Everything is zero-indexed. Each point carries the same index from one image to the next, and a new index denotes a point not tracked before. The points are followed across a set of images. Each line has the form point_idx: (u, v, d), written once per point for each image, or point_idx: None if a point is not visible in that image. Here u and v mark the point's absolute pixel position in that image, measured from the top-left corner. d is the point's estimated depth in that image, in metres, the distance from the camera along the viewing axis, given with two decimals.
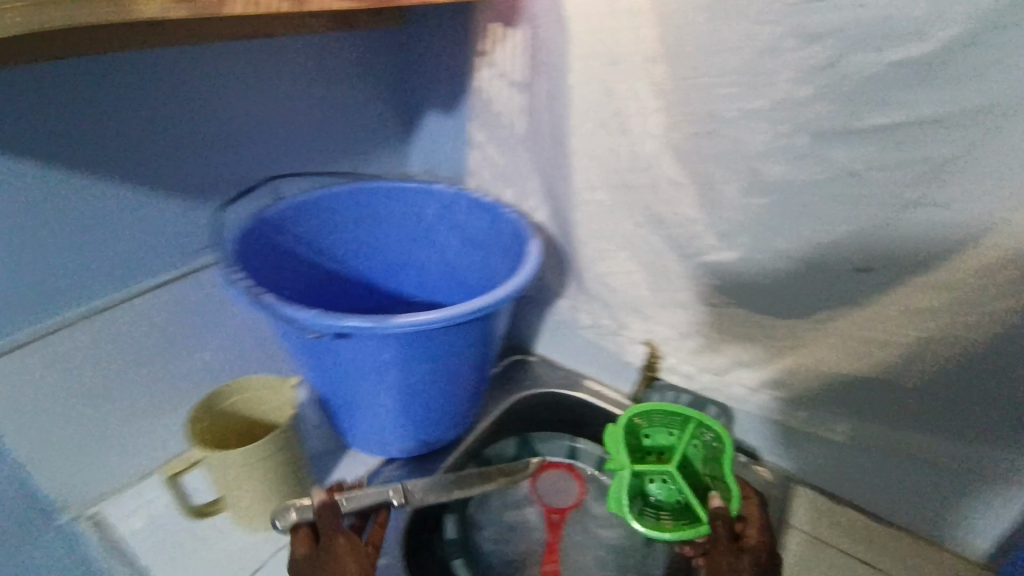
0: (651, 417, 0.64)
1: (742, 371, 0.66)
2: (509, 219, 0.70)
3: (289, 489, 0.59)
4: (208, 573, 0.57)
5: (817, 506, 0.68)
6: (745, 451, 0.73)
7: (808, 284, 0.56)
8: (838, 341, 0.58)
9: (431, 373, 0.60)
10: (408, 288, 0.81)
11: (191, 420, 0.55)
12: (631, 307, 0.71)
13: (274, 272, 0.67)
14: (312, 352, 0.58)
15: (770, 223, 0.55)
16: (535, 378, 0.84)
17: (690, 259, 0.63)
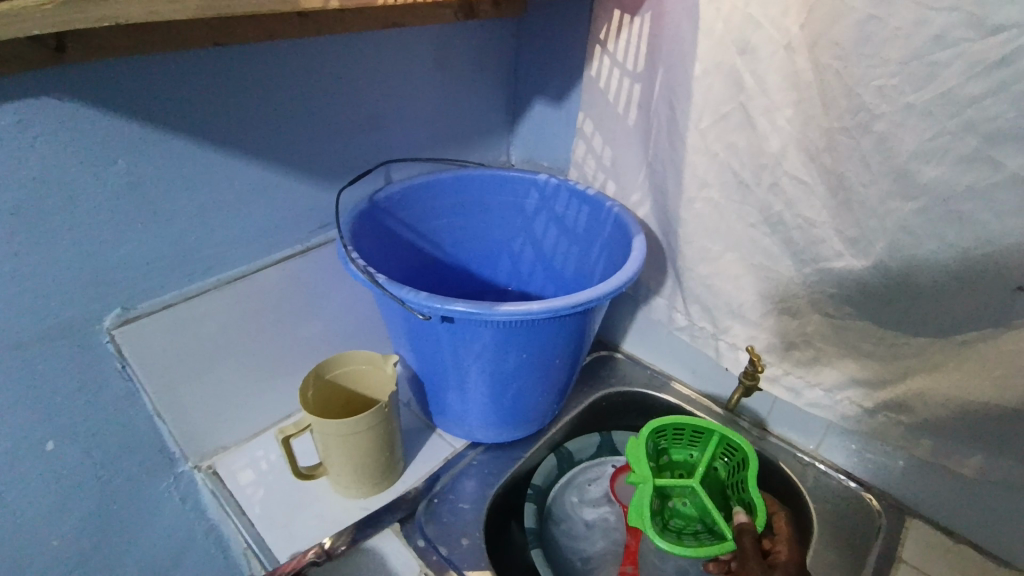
0: (670, 435, 0.68)
1: (857, 390, 0.61)
2: (611, 213, 0.70)
3: (384, 462, 0.62)
4: (307, 531, 0.61)
5: (933, 542, 0.61)
6: (849, 476, 0.67)
7: (951, 300, 0.51)
8: (983, 367, 0.51)
9: (527, 362, 0.60)
10: (502, 275, 0.83)
11: (303, 387, 0.58)
12: (734, 312, 0.67)
13: (382, 253, 0.71)
14: (415, 333, 0.61)
15: (912, 230, 0.50)
16: (622, 376, 0.82)
17: (807, 265, 0.58)
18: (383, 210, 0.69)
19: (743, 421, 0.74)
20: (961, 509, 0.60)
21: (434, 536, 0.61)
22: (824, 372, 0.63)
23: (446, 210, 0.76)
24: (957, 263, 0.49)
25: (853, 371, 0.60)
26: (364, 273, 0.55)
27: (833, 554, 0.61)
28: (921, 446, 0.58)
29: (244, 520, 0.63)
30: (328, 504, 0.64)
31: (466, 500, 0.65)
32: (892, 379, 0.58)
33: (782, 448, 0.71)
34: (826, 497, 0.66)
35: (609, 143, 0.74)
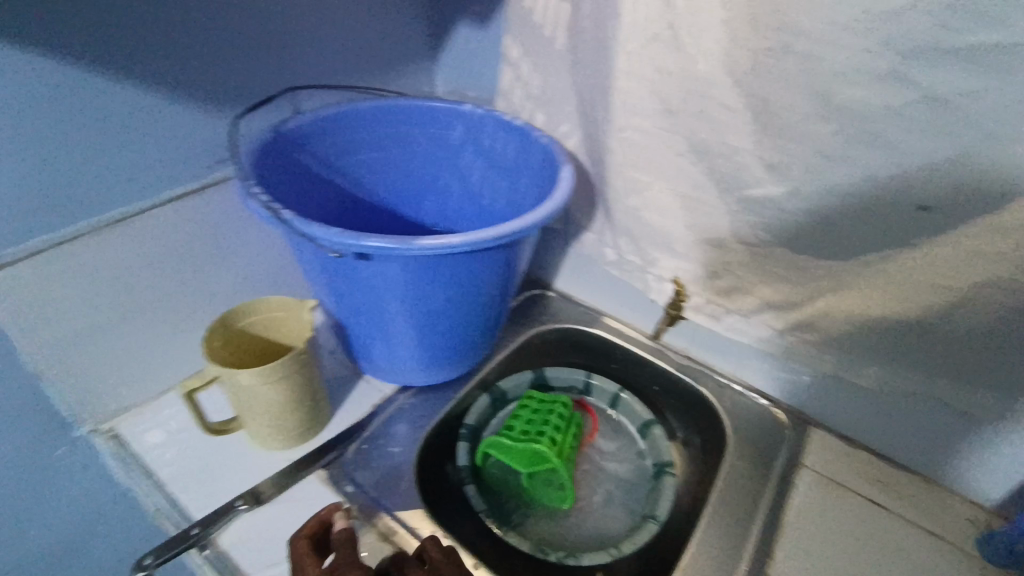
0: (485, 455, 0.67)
1: (769, 314, 0.63)
2: (541, 143, 0.65)
3: (307, 410, 0.59)
4: (226, 488, 0.57)
5: (830, 447, 0.67)
6: (762, 394, 0.72)
7: (863, 225, 0.52)
8: (886, 283, 0.54)
9: (454, 298, 0.58)
10: (429, 216, 0.77)
11: (206, 338, 0.53)
12: (661, 242, 0.66)
13: (291, 192, 0.63)
14: (333, 273, 0.56)
15: (830, 154, 0.50)
16: (554, 313, 0.82)
17: (732, 194, 0.58)
18: (292, 143, 0.62)
19: (670, 351, 0.77)
20: (861, 415, 0.65)
21: (365, 481, 0.59)
22: (743, 299, 0.64)
23: (364, 144, 0.68)
24: (870, 186, 0.50)
25: (769, 296, 0.62)
26: (267, 209, 0.49)
27: (747, 464, 0.65)
28: (824, 361, 0.63)
29: (153, 481, 0.58)
30: (247, 458, 0.60)
31: (396, 443, 0.64)
32: (803, 302, 0.60)
33: (703, 373, 0.74)
34: (741, 415, 0.70)
35: (536, 70, 0.69)
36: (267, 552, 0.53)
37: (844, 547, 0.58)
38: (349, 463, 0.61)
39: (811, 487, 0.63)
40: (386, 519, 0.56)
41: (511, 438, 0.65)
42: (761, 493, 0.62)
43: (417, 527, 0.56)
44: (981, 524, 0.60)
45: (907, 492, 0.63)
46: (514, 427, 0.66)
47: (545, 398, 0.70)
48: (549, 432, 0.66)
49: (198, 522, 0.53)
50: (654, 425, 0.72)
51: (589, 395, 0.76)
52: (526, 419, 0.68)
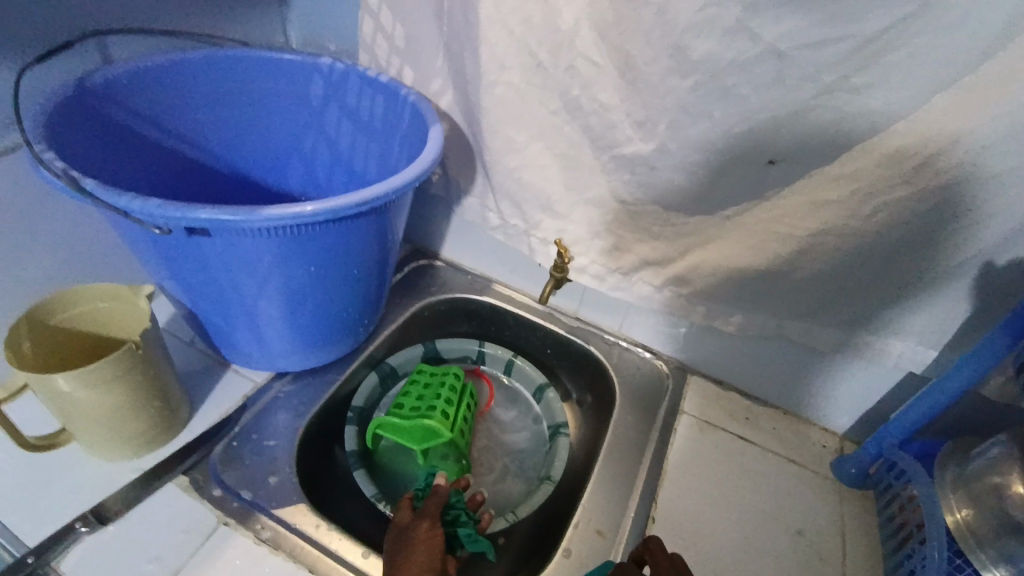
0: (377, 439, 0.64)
1: (647, 271, 0.65)
2: (407, 100, 0.61)
3: (155, 412, 0.52)
4: (61, 509, 0.50)
5: (706, 392, 0.71)
6: (646, 348, 0.75)
7: (723, 178, 0.54)
8: (746, 235, 0.57)
9: (319, 274, 0.53)
10: (295, 183, 0.70)
11: (7, 341, 0.44)
12: (541, 204, 0.65)
13: (106, 157, 0.54)
14: (168, 253, 0.48)
15: (688, 109, 0.51)
16: (442, 283, 0.79)
17: (605, 152, 0.58)
18: (105, 99, 0.52)
19: (560, 314, 0.77)
20: (731, 359, 0.70)
21: (235, 482, 0.54)
22: (623, 257, 0.65)
23: (203, 101, 0.60)
24: (725, 141, 0.51)
25: (645, 254, 0.64)
26: (62, 176, 0.41)
27: (633, 415, 0.68)
28: (696, 312, 0.65)
29: None
30: (86, 471, 0.52)
31: (272, 436, 0.59)
32: (676, 257, 0.62)
33: (593, 333, 0.76)
34: (627, 371, 0.72)
35: (400, 21, 0.63)
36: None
37: (718, 482, 0.63)
38: (215, 465, 0.55)
39: (688, 431, 0.67)
40: (260, 520, 0.51)
41: (401, 417, 0.63)
42: (645, 442, 0.65)
43: (297, 524, 0.52)
44: (832, 446, 0.68)
45: (771, 425, 0.69)
46: (404, 405, 0.64)
47: (435, 371, 0.68)
48: (439, 408, 0.64)
49: (32, 551, 0.46)
50: (547, 388, 0.72)
51: (484, 363, 0.76)
52: (415, 398, 0.65)
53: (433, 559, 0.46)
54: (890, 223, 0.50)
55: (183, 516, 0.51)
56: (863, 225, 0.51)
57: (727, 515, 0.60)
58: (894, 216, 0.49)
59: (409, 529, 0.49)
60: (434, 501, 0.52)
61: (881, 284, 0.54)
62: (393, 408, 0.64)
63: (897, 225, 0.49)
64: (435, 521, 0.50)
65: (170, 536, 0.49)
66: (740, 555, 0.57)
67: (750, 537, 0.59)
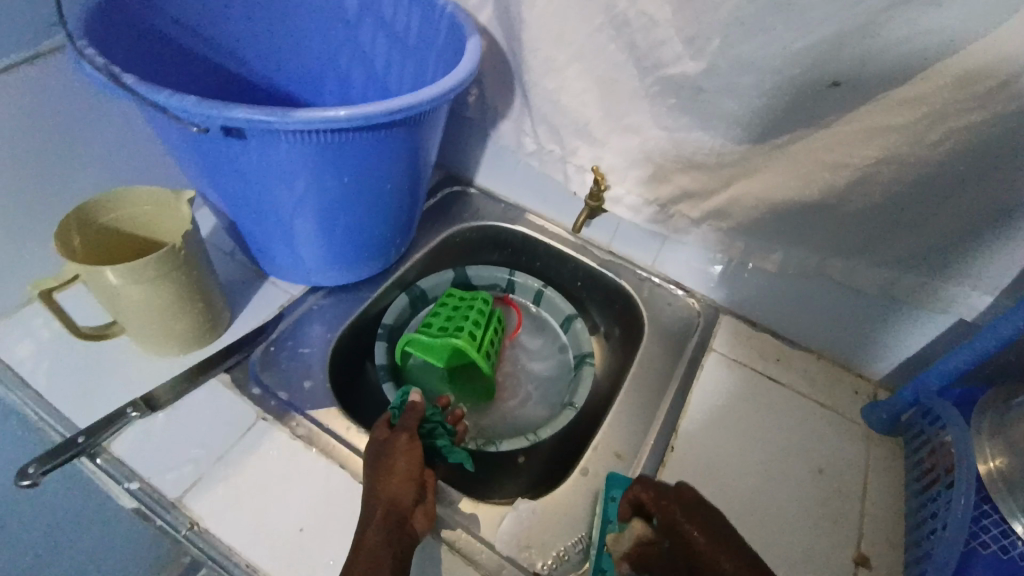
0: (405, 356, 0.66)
1: (686, 203, 0.62)
2: (444, 11, 0.58)
3: (198, 312, 0.54)
4: (117, 395, 0.54)
5: (738, 331, 0.69)
6: (678, 285, 0.73)
7: (776, 101, 0.50)
8: (796, 165, 0.53)
9: (351, 188, 0.53)
10: (330, 101, 0.70)
11: (58, 235, 0.46)
12: (578, 127, 0.62)
13: (145, 64, 0.56)
14: (205, 158, 0.49)
15: (744, 21, 0.47)
16: (475, 211, 0.79)
17: (649, 72, 0.55)
18: (140, 3, 0.53)
19: (592, 246, 0.76)
20: (767, 300, 0.68)
21: (272, 384, 0.57)
22: (661, 188, 0.63)
23: (238, 10, 0.59)
24: (781, 60, 0.47)
25: (685, 185, 0.61)
26: (103, 71, 0.41)
27: (660, 349, 0.68)
28: (735, 248, 0.63)
29: (28, 394, 0.54)
30: (138, 365, 0.56)
31: (307, 344, 0.62)
32: (718, 189, 0.59)
33: (625, 267, 0.74)
34: (657, 306, 0.71)
35: None
36: (165, 457, 0.51)
37: (741, 419, 0.62)
38: (254, 365, 0.58)
39: (716, 368, 0.66)
40: (296, 419, 0.55)
41: (429, 335, 0.64)
42: (670, 376, 0.65)
43: (328, 424, 0.55)
44: (865, 392, 0.66)
45: (803, 368, 0.67)
46: (433, 324, 0.65)
47: (464, 295, 0.69)
48: (466, 330, 0.65)
49: (83, 431, 0.49)
50: (575, 319, 0.72)
51: (514, 292, 0.76)
52: (441, 319, 0.66)
53: (413, 470, 0.48)
54: (960, 151, 0.45)
55: (226, 410, 0.54)
56: (928, 154, 0.47)
57: (748, 451, 0.60)
58: (965, 144, 0.45)
59: (387, 443, 0.50)
60: (411, 416, 0.53)
61: (939, 220, 0.50)
62: (422, 327, 0.65)
63: (967, 154, 0.45)
64: (412, 435, 0.51)
65: (216, 427, 0.53)
66: (757, 488, 0.58)
67: (769, 472, 0.59)
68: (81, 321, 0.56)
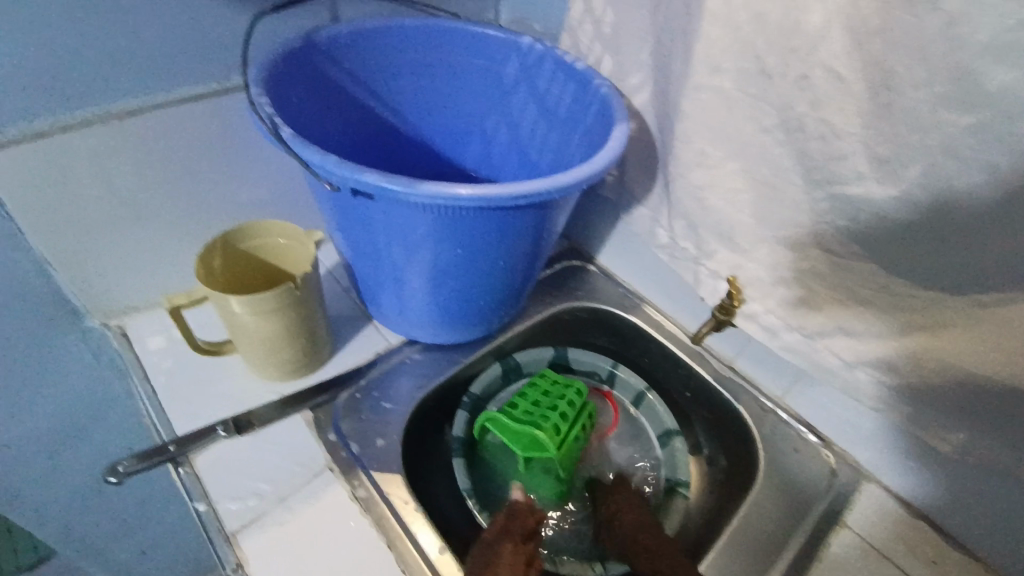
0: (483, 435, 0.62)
1: (841, 341, 0.51)
2: (599, 92, 0.56)
3: (300, 348, 0.56)
4: (215, 408, 0.57)
5: (884, 511, 0.57)
6: (810, 428, 0.62)
7: (989, 251, 0.40)
8: (1004, 334, 0.41)
9: (465, 259, 0.52)
10: (471, 158, 0.70)
11: (202, 257, 0.50)
12: (722, 233, 0.54)
13: (315, 110, 0.59)
14: (338, 208, 0.51)
15: (962, 152, 0.38)
16: (591, 290, 0.74)
17: (819, 187, 0.46)
18: (324, 55, 0.56)
19: (712, 357, 0.67)
20: (931, 477, 0.55)
21: (349, 432, 0.57)
22: (809, 316, 0.53)
23: (406, 67, 0.62)
24: (1005, 203, 0.38)
25: (841, 319, 0.51)
26: (266, 123, 0.45)
27: (774, 505, 0.57)
28: (897, 410, 0.51)
29: (146, 387, 0.58)
30: (240, 382, 0.59)
31: (391, 399, 0.60)
32: (886, 336, 0.48)
33: (746, 390, 0.65)
34: (778, 447, 0.61)
35: (612, 3, 0.57)
36: (234, 483, 0.52)
37: None
38: (337, 411, 0.58)
39: (849, 552, 0.55)
40: (359, 477, 0.53)
41: (511, 418, 0.59)
42: (778, 541, 0.55)
43: (389, 493, 0.53)
44: None
45: None
46: (518, 406, 0.60)
47: (558, 380, 0.64)
48: (551, 421, 0.59)
49: (173, 440, 0.52)
50: (676, 437, 0.64)
51: (612, 388, 0.69)
52: (528, 402, 0.61)
53: None
54: None
55: (300, 451, 0.54)
56: None
57: None
58: None
59: (494, 547, 0.48)
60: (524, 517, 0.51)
61: None
62: (505, 406, 0.61)
63: None
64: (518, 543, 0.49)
65: (286, 464, 0.53)
66: None
67: None
68: (201, 334, 0.61)
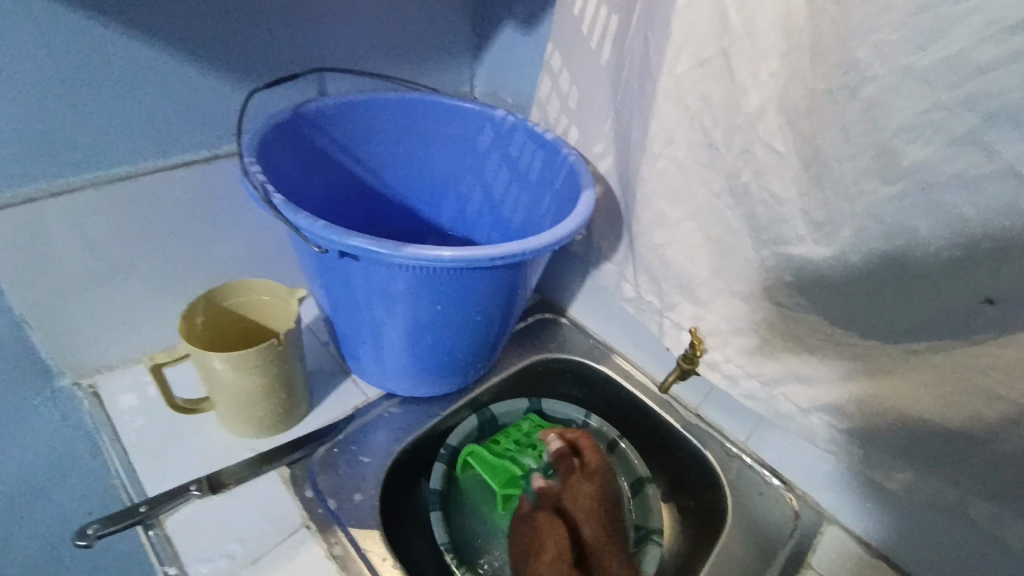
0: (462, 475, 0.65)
1: (794, 387, 0.55)
2: (565, 160, 0.61)
3: (279, 402, 0.56)
4: (188, 467, 0.56)
5: (845, 551, 0.60)
6: (773, 472, 0.65)
7: (912, 305, 0.45)
8: (932, 379, 0.46)
9: (443, 315, 0.54)
10: (448, 217, 0.74)
11: (186, 314, 0.51)
12: (681, 286, 0.59)
13: (301, 174, 0.62)
14: (322, 268, 0.53)
15: (884, 220, 0.43)
16: (563, 342, 0.77)
17: (766, 246, 0.51)
18: (311, 125, 0.60)
19: (679, 405, 0.71)
20: (886, 516, 0.58)
21: (325, 488, 0.57)
22: (764, 364, 0.56)
23: (387, 135, 0.66)
24: (925, 263, 0.42)
25: (793, 366, 0.54)
26: (259, 190, 0.48)
27: (744, 551, 0.59)
28: (849, 452, 0.55)
29: (116, 446, 0.58)
30: (215, 439, 0.59)
31: (368, 453, 0.61)
32: (833, 382, 0.53)
33: (712, 436, 0.68)
34: (744, 491, 0.63)
35: (576, 82, 0.63)
36: (207, 544, 0.51)
37: None
38: (314, 465, 0.58)
39: None
40: (336, 534, 0.53)
41: (493, 452, 0.64)
42: None
43: (366, 550, 0.53)
44: None
45: None
46: (500, 442, 0.65)
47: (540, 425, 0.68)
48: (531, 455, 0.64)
49: (147, 501, 0.51)
50: (648, 484, 0.65)
51: (586, 438, 0.71)
52: (510, 438, 0.66)
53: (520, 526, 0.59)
54: None
55: (274, 509, 0.54)
56: None
57: None
58: None
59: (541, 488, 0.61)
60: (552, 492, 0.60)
61: None
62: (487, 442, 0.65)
63: None
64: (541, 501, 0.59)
65: (259, 523, 0.53)
66: None
67: None
68: (179, 391, 0.62)
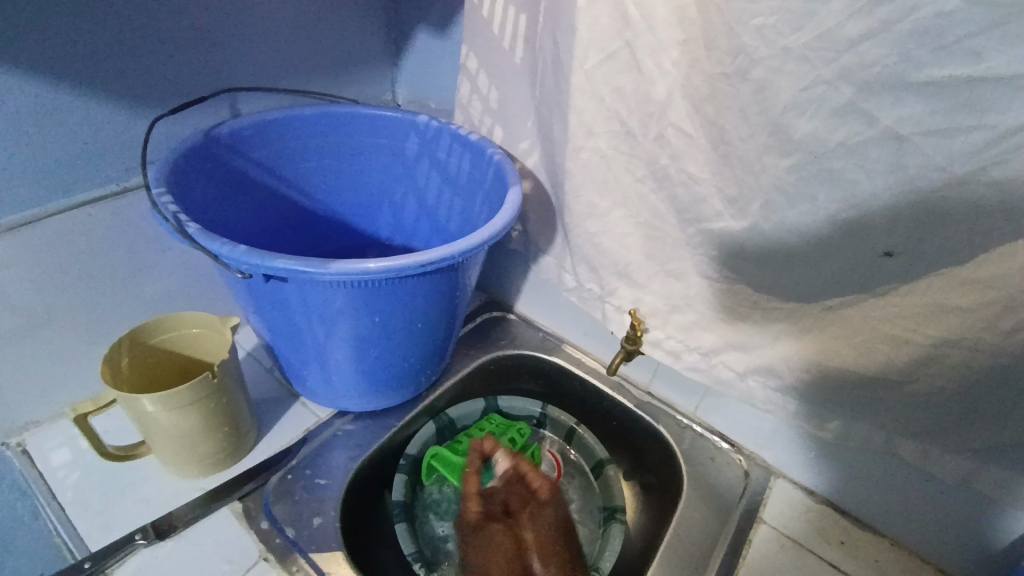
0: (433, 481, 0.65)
1: (731, 355, 0.58)
2: (491, 159, 0.61)
3: (223, 436, 0.54)
4: (135, 514, 0.54)
5: (794, 502, 0.63)
6: (723, 438, 0.68)
7: (823, 267, 0.48)
8: (849, 331, 0.49)
9: (383, 327, 0.54)
10: (384, 228, 0.74)
11: (107, 357, 0.49)
12: (616, 269, 0.61)
13: (222, 200, 0.60)
14: (253, 293, 0.52)
15: (787, 190, 0.45)
16: (512, 338, 0.78)
17: (690, 225, 0.53)
18: (227, 148, 0.58)
19: (630, 384, 0.73)
20: (827, 464, 0.61)
21: (282, 517, 0.55)
22: (702, 337, 0.59)
23: (310, 151, 0.65)
24: (826, 227, 0.45)
25: (729, 335, 0.57)
26: (171, 221, 0.47)
27: (703, 515, 0.62)
28: (786, 410, 0.58)
29: (53, 505, 0.55)
30: (159, 483, 0.57)
31: (325, 475, 0.60)
32: (765, 345, 0.55)
33: (664, 411, 0.70)
34: (698, 460, 0.66)
35: (495, 83, 0.64)
36: None
37: None
38: (267, 495, 0.57)
39: (768, 546, 0.60)
40: (297, 562, 0.52)
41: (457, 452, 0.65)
42: (708, 550, 0.59)
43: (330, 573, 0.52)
44: None
45: (869, 555, 0.60)
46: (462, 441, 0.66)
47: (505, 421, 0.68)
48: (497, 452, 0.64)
49: (90, 556, 0.49)
50: (608, 465, 0.67)
51: (543, 428, 0.72)
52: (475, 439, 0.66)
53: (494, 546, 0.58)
54: None
55: (230, 546, 0.53)
56: (988, 337, 0.43)
57: None
58: None
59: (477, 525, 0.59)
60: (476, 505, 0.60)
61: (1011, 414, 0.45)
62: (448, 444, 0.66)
63: None
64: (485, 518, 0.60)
65: (215, 564, 0.51)
66: None
67: None
68: (115, 438, 0.59)
